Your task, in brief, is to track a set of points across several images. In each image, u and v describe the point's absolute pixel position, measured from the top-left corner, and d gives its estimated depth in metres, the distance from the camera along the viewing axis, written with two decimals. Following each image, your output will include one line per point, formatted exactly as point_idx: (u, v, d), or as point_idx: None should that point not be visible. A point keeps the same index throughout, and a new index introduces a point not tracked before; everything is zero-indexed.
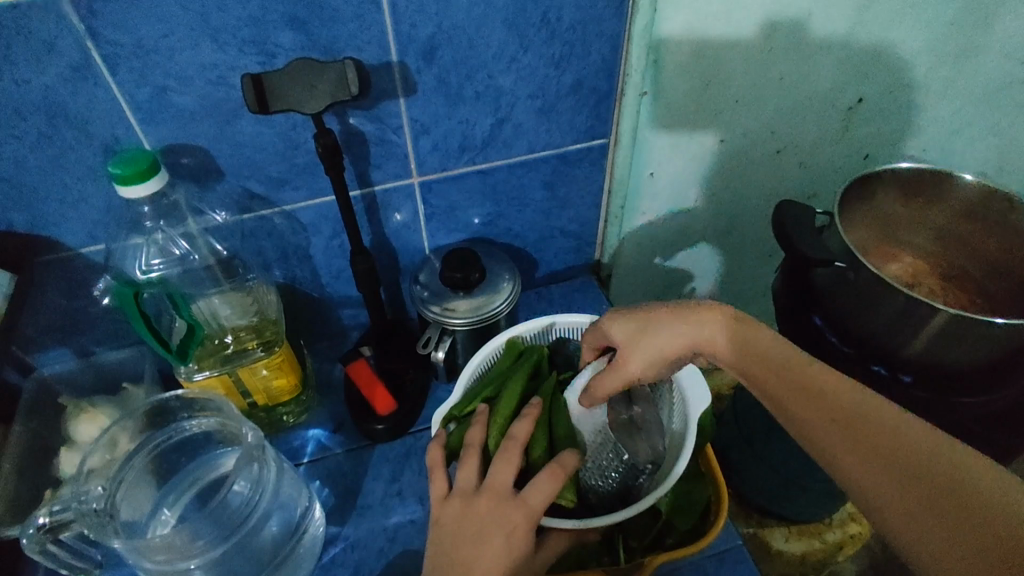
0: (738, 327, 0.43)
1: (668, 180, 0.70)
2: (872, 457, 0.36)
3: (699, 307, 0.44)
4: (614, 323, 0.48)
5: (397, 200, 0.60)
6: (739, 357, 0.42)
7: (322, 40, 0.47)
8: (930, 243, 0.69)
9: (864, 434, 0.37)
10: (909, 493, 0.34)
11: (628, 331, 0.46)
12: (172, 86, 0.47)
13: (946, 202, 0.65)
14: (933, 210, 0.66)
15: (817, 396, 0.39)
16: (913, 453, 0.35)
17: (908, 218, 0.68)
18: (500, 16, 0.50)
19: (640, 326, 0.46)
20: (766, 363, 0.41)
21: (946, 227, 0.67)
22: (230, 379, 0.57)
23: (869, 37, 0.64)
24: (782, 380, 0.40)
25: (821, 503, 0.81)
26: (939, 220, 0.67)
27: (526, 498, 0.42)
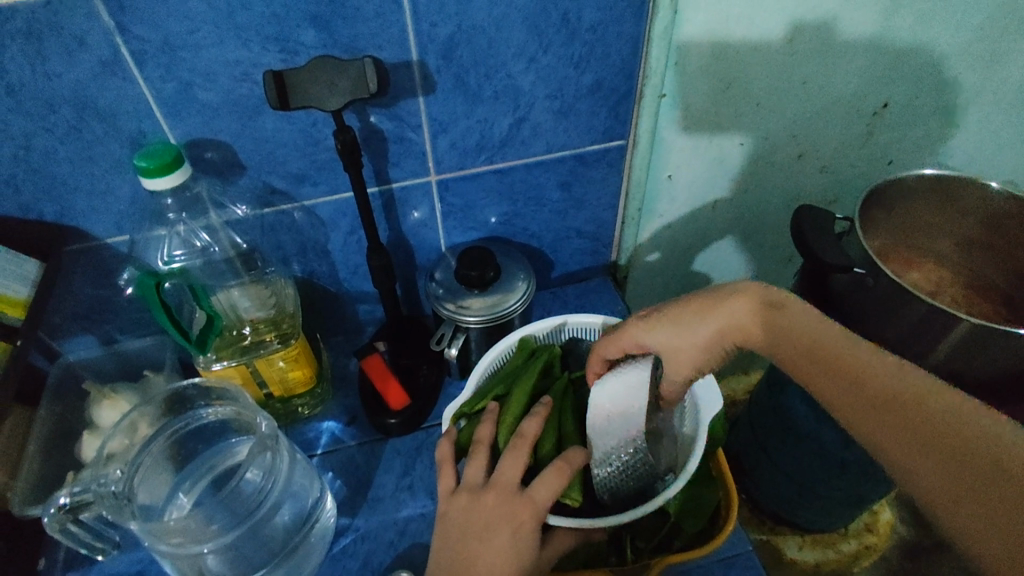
0: (770, 312, 0.42)
1: (685, 183, 0.70)
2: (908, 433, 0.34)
3: (727, 300, 0.43)
4: (648, 331, 0.46)
5: (415, 197, 0.61)
6: (773, 343, 0.42)
7: (343, 38, 0.48)
8: (954, 252, 0.68)
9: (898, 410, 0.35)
10: (948, 466, 0.33)
11: (668, 337, 0.45)
12: (198, 83, 0.48)
13: (970, 209, 0.64)
14: (958, 216, 0.65)
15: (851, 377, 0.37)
16: (946, 424, 0.33)
17: (931, 224, 0.67)
18: (521, 16, 0.50)
19: (678, 329, 0.45)
20: (802, 349, 0.40)
21: (972, 236, 0.66)
22: (248, 369, 0.58)
23: (897, 40, 0.63)
24: (819, 366, 0.39)
25: (837, 513, 0.81)
26: (965, 226, 0.66)
27: (532, 494, 0.42)
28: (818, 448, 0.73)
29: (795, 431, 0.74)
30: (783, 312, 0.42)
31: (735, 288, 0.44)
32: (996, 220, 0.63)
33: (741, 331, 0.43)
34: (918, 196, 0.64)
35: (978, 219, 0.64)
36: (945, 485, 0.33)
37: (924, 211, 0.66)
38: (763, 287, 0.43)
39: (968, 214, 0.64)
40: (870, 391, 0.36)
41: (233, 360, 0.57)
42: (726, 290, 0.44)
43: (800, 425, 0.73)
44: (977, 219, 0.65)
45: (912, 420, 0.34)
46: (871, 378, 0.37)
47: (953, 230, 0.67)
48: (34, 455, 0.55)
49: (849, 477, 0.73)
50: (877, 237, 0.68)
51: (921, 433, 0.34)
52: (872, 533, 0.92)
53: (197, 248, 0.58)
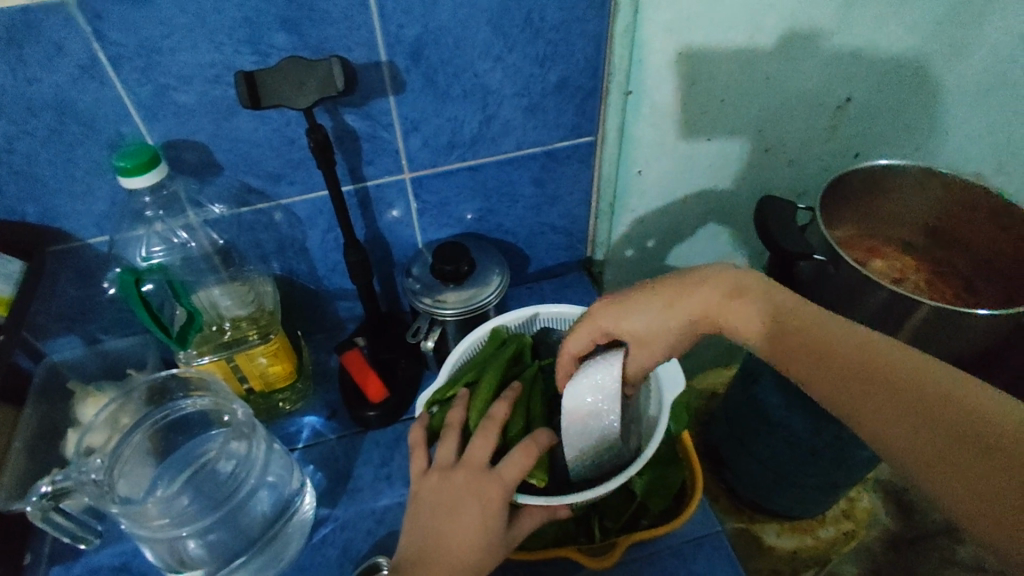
0: (743, 297, 0.44)
1: (656, 178, 0.73)
2: (886, 407, 0.35)
3: (702, 286, 0.45)
4: (625, 317, 0.47)
5: (390, 195, 0.63)
6: (752, 326, 0.43)
7: (314, 40, 0.50)
8: (917, 239, 0.70)
9: (876, 385, 0.36)
10: (924, 437, 0.34)
11: (647, 323, 0.46)
12: (173, 85, 0.50)
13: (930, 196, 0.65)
14: (921, 204, 0.67)
15: (829, 358, 0.39)
16: (920, 393, 0.35)
17: (895, 211, 0.68)
18: (484, 17, 0.51)
19: (657, 314, 0.46)
20: (783, 332, 0.41)
21: (933, 224, 0.68)
22: (228, 364, 0.60)
23: (856, 36, 0.65)
24: (795, 348, 0.40)
25: (814, 501, 0.82)
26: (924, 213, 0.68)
27: (501, 472, 0.43)
28: (790, 435, 0.75)
29: (768, 418, 0.76)
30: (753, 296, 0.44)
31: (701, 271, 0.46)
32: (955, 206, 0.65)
33: (716, 316, 0.45)
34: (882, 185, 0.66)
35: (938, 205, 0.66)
36: (918, 450, 0.34)
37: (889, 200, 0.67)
38: (730, 276, 0.45)
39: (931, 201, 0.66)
40: (838, 366, 0.38)
41: (215, 355, 0.59)
42: (695, 275, 0.46)
43: (773, 412, 0.75)
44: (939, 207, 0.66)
45: (888, 392, 0.36)
46: (837, 355, 0.38)
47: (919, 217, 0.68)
48: (19, 452, 0.56)
49: (821, 462, 0.75)
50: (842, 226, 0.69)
51: (890, 400, 0.35)
52: (849, 519, 0.94)
53: (176, 244, 0.59)
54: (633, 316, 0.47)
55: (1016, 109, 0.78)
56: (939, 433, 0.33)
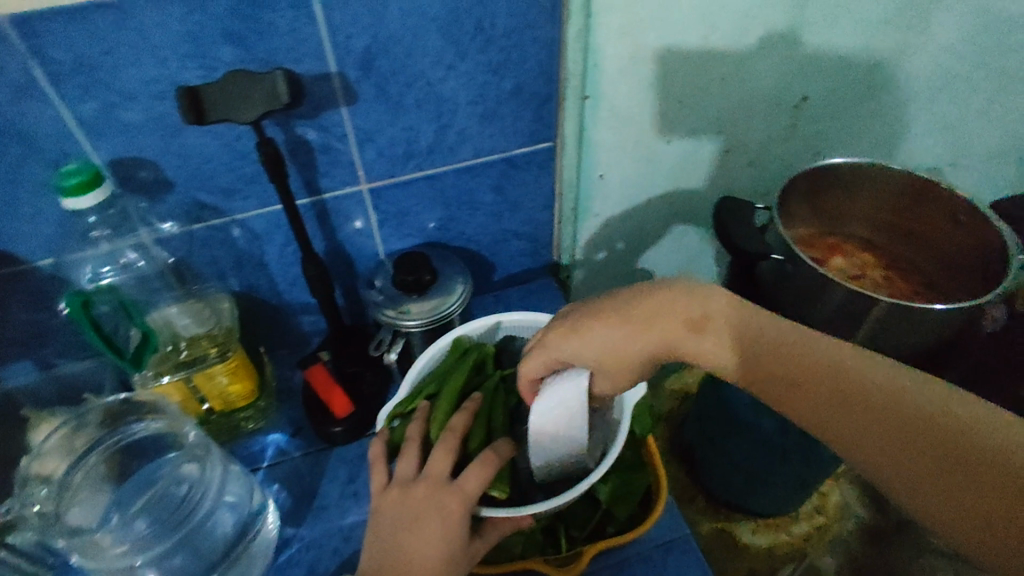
0: (710, 323, 0.42)
1: (618, 182, 0.73)
2: (865, 423, 0.36)
3: (664, 316, 0.43)
4: (579, 350, 0.45)
5: (348, 206, 0.62)
6: (716, 351, 0.41)
7: (260, 53, 0.49)
8: (871, 235, 0.71)
9: (855, 402, 0.36)
10: (906, 452, 0.34)
11: (601, 355, 0.44)
12: (117, 102, 0.49)
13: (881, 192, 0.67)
14: (873, 200, 0.68)
15: (803, 378, 0.38)
16: (901, 407, 0.35)
17: (847, 209, 0.69)
18: (434, 25, 0.51)
19: (611, 348, 0.44)
20: (754, 348, 0.40)
21: (885, 219, 0.69)
22: (186, 385, 0.58)
23: (807, 37, 0.66)
24: (768, 361, 0.39)
25: (786, 497, 0.83)
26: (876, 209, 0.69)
27: (461, 484, 0.43)
28: (760, 434, 0.75)
29: (738, 417, 0.77)
30: (720, 323, 0.42)
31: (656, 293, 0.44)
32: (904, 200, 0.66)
33: (674, 350, 0.43)
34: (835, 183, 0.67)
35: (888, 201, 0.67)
36: (900, 464, 0.34)
37: (842, 197, 0.68)
38: (695, 297, 0.43)
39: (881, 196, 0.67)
40: (814, 383, 0.37)
41: (174, 375, 0.58)
42: (660, 299, 0.43)
43: (742, 412, 0.76)
44: (889, 202, 0.67)
45: (868, 406, 0.36)
46: (809, 370, 0.38)
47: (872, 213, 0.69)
48: None
49: (790, 459, 0.76)
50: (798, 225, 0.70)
51: (866, 414, 0.36)
52: (821, 514, 0.95)
53: (127, 265, 0.58)
54: (593, 351, 0.45)
55: (965, 104, 0.79)
56: (931, 458, 0.34)
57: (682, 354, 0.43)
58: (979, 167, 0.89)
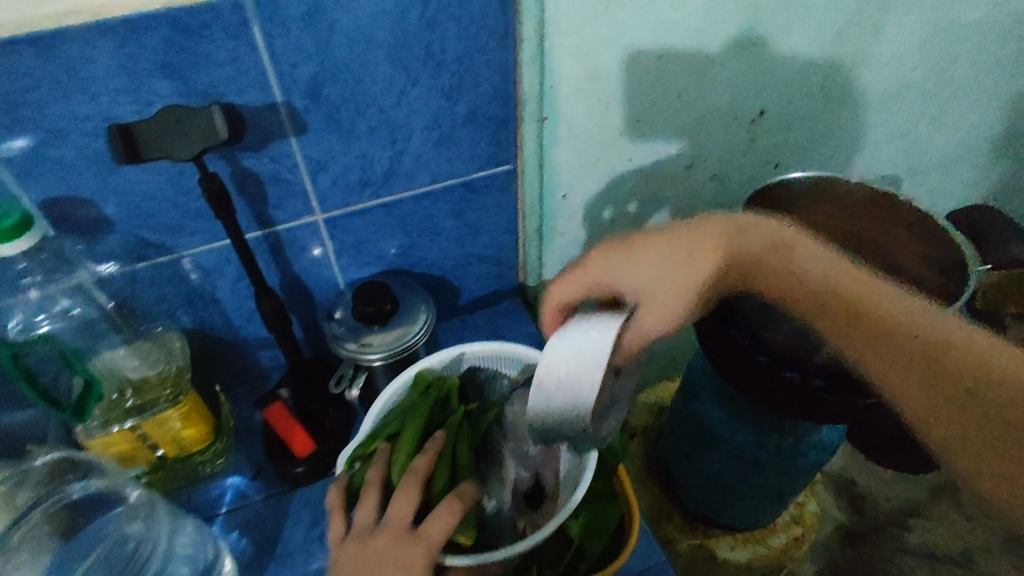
0: (732, 241, 0.50)
1: (582, 201, 0.72)
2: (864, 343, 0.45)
3: (702, 244, 0.50)
4: (631, 272, 0.49)
5: (303, 238, 0.60)
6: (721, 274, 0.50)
7: (200, 85, 0.47)
8: None
9: (870, 331, 0.44)
10: (907, 379, 0.43)
11: (652, 280, 0.49)
12: (47, 140, 0.46)
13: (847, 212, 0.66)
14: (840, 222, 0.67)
15: (853, 318, 0.45)
16: (913, 345, 0.43)
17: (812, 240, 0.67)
18: (382, 50, 0.50)
19: (659, 274, 0.49)
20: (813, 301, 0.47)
21: None
22: (136, 433, 0.55)
23: (762, 51, 0.66)
24: (805, 310, 0.47)
25: (762, 511, 0.83)
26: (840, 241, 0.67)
27: (424, 532, 0.41)
28: (734, 450, 0.75)
29: (711, 434, 0.76)
30: (793, 254, 0.48)
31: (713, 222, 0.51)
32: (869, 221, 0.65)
33: (723, 264, 0.50)
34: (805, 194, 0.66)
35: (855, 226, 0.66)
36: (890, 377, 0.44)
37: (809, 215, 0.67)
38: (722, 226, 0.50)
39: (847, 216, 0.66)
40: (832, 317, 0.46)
41: (126, 423, 0.55)
42: (693, 231, 0.51)
43: (715, 428, 0.75)
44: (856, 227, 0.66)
45: (893, 341, 0.44)
46: (843, 301, 0.46)
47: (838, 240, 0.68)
48: None
49: (763, 474, 0.75)
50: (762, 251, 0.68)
51: (854, 332, 0.46)
52: (799, 524, 0.93)
53: (62, 312, 0.54)
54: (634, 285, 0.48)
55: (918, 112, 0.81)
56: (927, 384, 0.43)
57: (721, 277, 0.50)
58: (935, 172, 0.90)
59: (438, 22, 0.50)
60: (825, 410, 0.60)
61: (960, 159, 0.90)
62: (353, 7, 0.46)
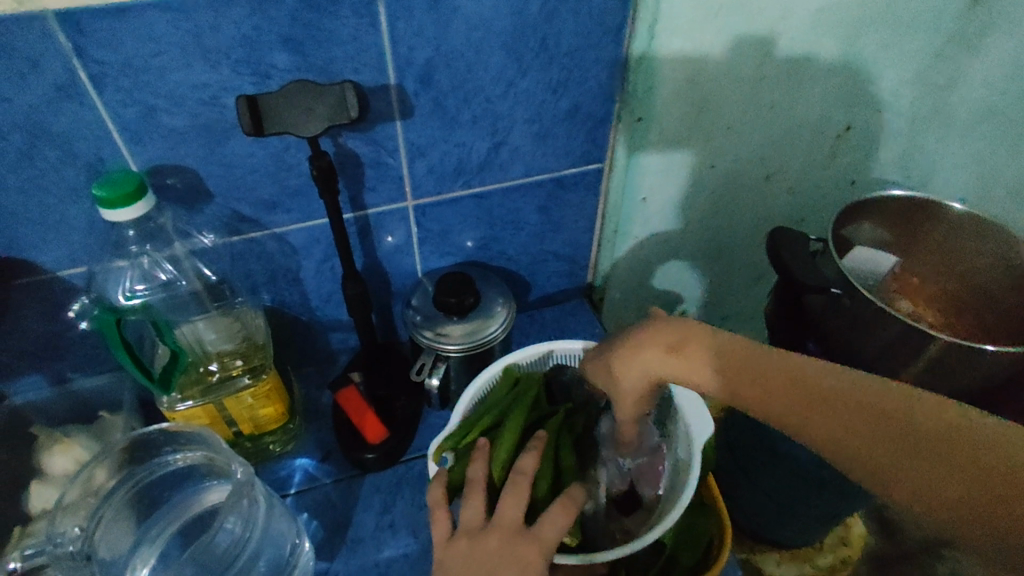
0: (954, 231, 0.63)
1: (660, 205, 0.71)
2: (801, 399, 0.36)
3: (947, 217, 0.63)
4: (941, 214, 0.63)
5: (391, 222, 0.59)
6: (915, 206, 0.63)
7: (318, 62, 0.46)
8: (941, 260, 0.66)
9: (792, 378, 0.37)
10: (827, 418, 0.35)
11: (952, 225, 0.63)
12: (164, 107, 0.45)
13: (960, 428, 0.34)
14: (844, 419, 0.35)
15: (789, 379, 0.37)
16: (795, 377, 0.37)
17: (955, 272, 0.66)
18: (499, 40, 0.49)
19: (950, 226, 0.63)
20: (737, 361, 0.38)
21: (961, 251, 0.65)
22: (215, 408, 0.55)
23: (857, 67, 0.65)
24: (758, 382, 0.37)
25: (814, 529, 0.82)
26: (772, 373, 0.37)
27: (538, 532, 0.40)
28: (797, 465, 0.73)
29: (775, 449, 0.74)
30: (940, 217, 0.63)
31: (987, 239, 0.62)
32: (956, 471, 0.33)
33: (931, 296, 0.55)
34: (950, 212, 0.62)
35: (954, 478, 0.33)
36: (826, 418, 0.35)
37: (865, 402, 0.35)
38: (974, 223, 0.62)
39: (929, 425, 0.34)
40: (783, 384, 0.37)
41: (202, 400, 0.54)
42: (920, 207, 0.63)
43: (779, 442, 0.74)
44: (957, 454, 0.33)
45: (795, 386, 0.36)
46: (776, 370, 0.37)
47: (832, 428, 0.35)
48: None
49: (825, 491, 0.74)
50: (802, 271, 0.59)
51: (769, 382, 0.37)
52: (845, 546, 0.91)
53: (164, 283, 0.53)
54: (946, 233, 0.64)
55: None
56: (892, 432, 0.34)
57: (946, 219, 0.63)
58: None
59: (557, 16, 0.49)
60: None
61: None
62: None
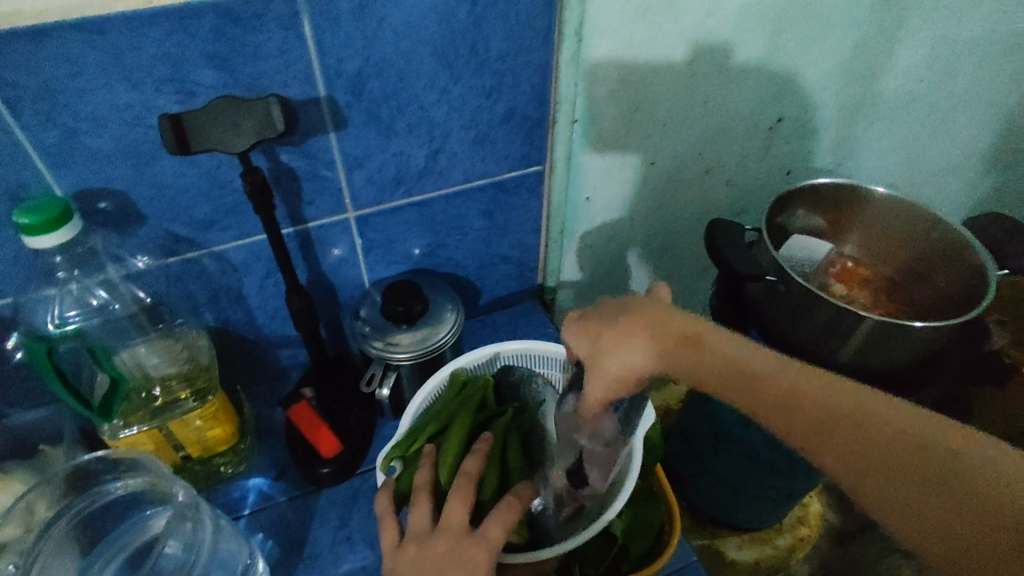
0: (881, 214, 0.67)
1: (603, 204, 0.72)
2: (807, 428, 0.38)
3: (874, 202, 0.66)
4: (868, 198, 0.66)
5: (333, 234, 0.59)
6: (845, 194, 0.66)
7: (245, 77, 0.46)
8: (871, 242, 0.69)
9: (804, 407, 0.37)
10: (838, 450, 0.38)
11: (879, 208, 0.66)
12: (86, 129, 0.44)
13: (944, 462, 0.38)
14: (844, 444, 0.38)
15: (802, 407, 0.37)
16: (810, 406, 0.37)
17: (889, 255, 0.69)
18: (429, 48, 0.49)
19: (877, 210, 0.66)
20: (729, 368, 0.37)
21: (889, 232, 0.68)
22: (161, 433, 0.53)
23: (783, 60, 0.67)
24: (773, 406, 0.38)
25: (770, 511, 0.85)
26: (788, 399, 0.37)
27: (485, 532, 0.40)
28: (750, 450, 0.76)
29: (729, 436, 0.77)
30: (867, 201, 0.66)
31: (911, 220, 0.65)
32: (928, 493, 0.38)
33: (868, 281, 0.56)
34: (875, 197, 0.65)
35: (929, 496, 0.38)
36: (836, 449, 0.38)
37: (877, 437, 0.38)
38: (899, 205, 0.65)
39: (920, 455, 0.38)
40: (798, 410, 0.37)
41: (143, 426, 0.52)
42: (848, 193, 0.66)
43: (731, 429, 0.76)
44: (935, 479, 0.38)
45: (808, 410, 0.37)
46: (789, 393, 0.37)
47: (836, 462, 0.38)
48: None
49: (778, 473, 0.76)
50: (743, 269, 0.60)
51: (786, 409, 0.38)
52: (805, 525, 0.96)
53: (101, 307, 0.53)
54: (874, 216, 0.67)
55: (923, 125, 0.84)
56: (896, 475, 0.38)
57: (873, 203, 0.66)
58: (936, 180, 0.94)
59: (484, 21, 0.50)
60: None
61: (964, 167, 0.94)
62: (404, 3, 0.46)
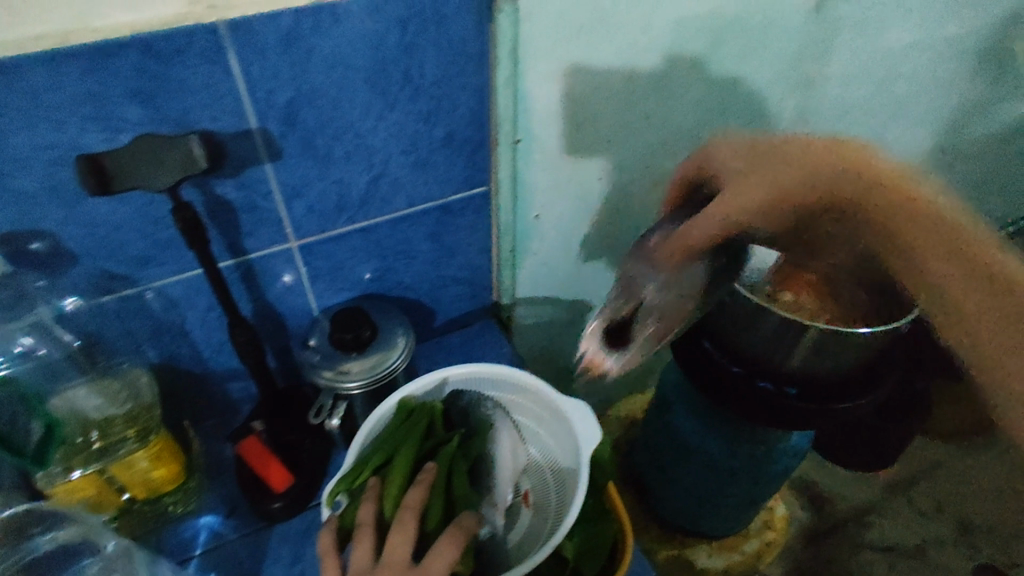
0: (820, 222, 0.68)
1: (553, 222, 0.72)
2: (849, 206, 0.54)
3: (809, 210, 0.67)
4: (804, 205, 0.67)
5: (277, 264, 0.58)
6: None
7: (172, 113, 0.45)
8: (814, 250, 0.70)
9: (861, 207, 0.53)
10: (868, 212, 0.53)
11: None
12: (6, 171, 0.43)
13: (988, 266, 0.50)
14: (887, 236, 0.53)
15: (867, 209, 0.53)
16: (838, 167, 0.54)
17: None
18: (361, 76, 0.49)
19: None
20: (816, 181, 0.54)
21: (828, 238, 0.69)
22: (101, 476, 0.52)
23: (722, 74, 0.69)
24: (838, 176, 0.54)
25: (734, 517, 0.85)
26: (848, 187, 0.53)
27: (425, 568, 0.40)
28: (710, 459, 0.76)
29: (687, 445, 0.77)
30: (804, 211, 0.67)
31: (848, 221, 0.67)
32: (999, 304, 0.49)
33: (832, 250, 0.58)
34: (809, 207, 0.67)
35: (1003, 304, 0.49)
36: (841, 217, 0.54)
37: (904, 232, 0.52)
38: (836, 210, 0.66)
39: (965, 241, 0.51)
40: (852, 176, 0.53)
41: (87, 468, 0.51)
42: None
43: (689, 438, 0.77)
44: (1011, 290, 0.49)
45: (856, 208, 0.53)
46: (856, 167, 0.53)
47: (892, 223, 0.52)
48: None
49: (737, 480, 0.77)
50: (681, 304, 0.60)
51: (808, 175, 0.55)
52: (771, 529, 0.96)
53: (26, 352, 0.53)
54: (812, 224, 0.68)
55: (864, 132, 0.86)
56: (935, 240, 0.51)
57: None
58: None
59: (416, 48, 0.50)
60: (795, 418, 0.62)
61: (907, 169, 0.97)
62: (333, 33, 0.46)
